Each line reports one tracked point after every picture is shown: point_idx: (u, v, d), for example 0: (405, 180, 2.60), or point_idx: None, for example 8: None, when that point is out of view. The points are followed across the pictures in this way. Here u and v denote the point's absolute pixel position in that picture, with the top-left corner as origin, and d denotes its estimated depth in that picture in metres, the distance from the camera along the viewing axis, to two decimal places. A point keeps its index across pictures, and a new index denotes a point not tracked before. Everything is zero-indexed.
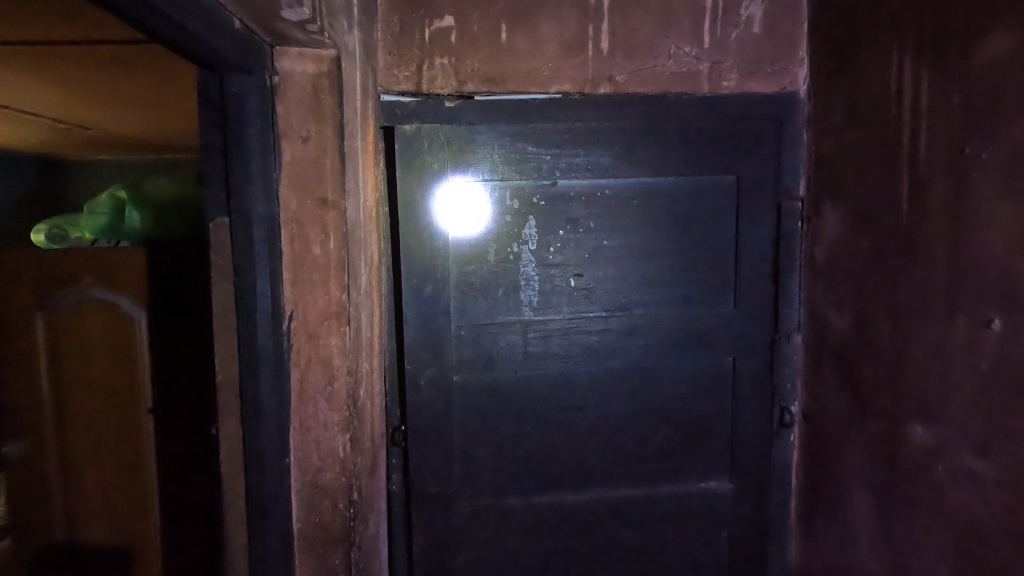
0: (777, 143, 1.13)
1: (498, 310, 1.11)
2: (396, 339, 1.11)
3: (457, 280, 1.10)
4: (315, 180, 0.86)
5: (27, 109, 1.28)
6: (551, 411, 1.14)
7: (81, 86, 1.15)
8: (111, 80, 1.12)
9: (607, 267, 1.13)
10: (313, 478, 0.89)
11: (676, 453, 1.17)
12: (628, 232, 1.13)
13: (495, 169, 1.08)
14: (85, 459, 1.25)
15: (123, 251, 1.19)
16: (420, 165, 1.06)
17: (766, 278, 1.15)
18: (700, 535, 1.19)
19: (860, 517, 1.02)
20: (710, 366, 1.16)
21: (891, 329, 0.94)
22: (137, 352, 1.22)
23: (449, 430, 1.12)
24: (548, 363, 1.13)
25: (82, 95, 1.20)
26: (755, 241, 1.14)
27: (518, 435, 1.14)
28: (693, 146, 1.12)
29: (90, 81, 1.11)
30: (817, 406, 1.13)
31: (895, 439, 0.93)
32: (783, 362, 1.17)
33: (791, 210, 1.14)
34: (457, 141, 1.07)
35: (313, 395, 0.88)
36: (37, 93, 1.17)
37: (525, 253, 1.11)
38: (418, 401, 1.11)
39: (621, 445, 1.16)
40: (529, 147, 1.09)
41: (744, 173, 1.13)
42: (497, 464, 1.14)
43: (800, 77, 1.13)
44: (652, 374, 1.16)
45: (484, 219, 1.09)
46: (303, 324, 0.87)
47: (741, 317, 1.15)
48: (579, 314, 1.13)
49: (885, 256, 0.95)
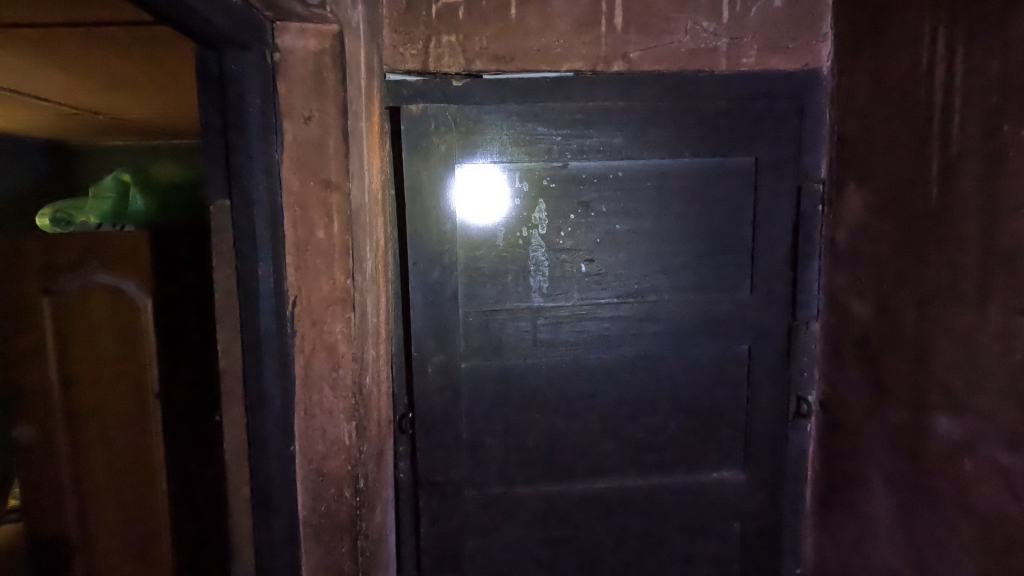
0: (798, 124, 1.09)
1: (507, 296, 1.08)
2: (403, 325, 1.09)
3: (465, 266, 1.07)
4: (318, 160, 0.83)
5: (34, 93, 1.27)
6: (561, 400, 1.12)
7: (90, 71, 1.13)
8: (115, 64, 1.10)
9: (619, 253, 1.10)
10: (318, 466, 0.87)
11: (688, 442, 1.15)
12: (641, 216, 1.10)
13: (504, 151, 1.05)
14: (94, 446, 1.25)
15: (128, 235, 1.18)
16: (427, 147, 1.03)
17: (784, 263, 1.11)
18: (713, 525, 1.17)
19: (880, 509, 0.99)
20: (725, 354, 1.13)
21: (917, 317, 0.90)
22: (143, 335, 1.21)
23: (457, 418, 1.10)
24: (559, 351, 1.11)
25: (88, 79, 1.19)
26: (773, 224, 1.10)
27: (527, 423, 1.12)
28: (710, 127, 1.08)
29: (97, 65, 1.10)
30: (835, 396, 1.10)
31: (918, 431, 0.90)
32: (800, 350, 1.13)
33: (811, 193, 1.10)
34: (465, 122, 1.04)
35: (317, 382, 0.86)
36: (44, 77, 1.15)
37: (535, 238, 1.08)
38: (426, 388, 1.09)
39: (633, 434, 1.14)
40: (540, 128, 1.05)
41: (763, 155, 1.09)
42: (506, 452, 1.12)
43: (824, 53, 1.08)
44: (665, 362, 1.13)
45: (492, 203, 1.06)
46: (307, 310, 0.85)
47: (757, 305, 1.12)
48: (591, 300, 1.10)
49: (912, 241, 0.90)
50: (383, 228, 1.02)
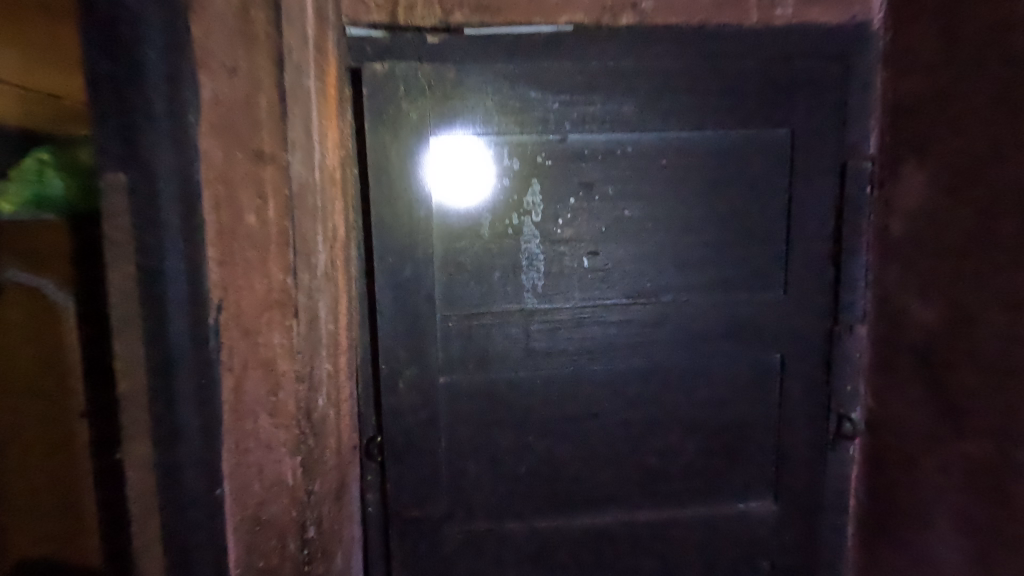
0: (843, 89, 0.91)
1: (494, 296, 0.90)
2: (369, 332, 0.91)
3: (442, 260, 0.89)
4: (248, 126, 0.65)
5: None
6: (560, 420, 0.94)
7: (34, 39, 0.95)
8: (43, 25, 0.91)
9: (628, 244, 0.92)
10: (255, 513, 0.68)
11: (710, 468, 0.97)
12: (654, 200, 0.91)
13: (490, 121, 0.86)
14: (11, 471, 1.06)
15: (44, 224, 0.99)
16: (395, 116, 0.85)
17: (825, 256, 0.93)
18: (737, 565, 1.00)
19: (947, 557, 0.82)
20: (752, 364, 0.96)
21: (1009, 324, 0.72)
22: (65, 344, 1.03)
23: (435, 443, 0.92)
24: (556, 362, 0.93)
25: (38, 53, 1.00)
26: (811, 210, 0.92)
27: (520, 448, 0.94)
28: (738, 94, 0.90)
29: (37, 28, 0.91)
30: (886, 415, 0.92)
31: (1006, 465, 0.73)
32: (843, 360, 0.96)
33: (858, 172, 0.92)
34: (442, 85, 0.85)
35: (252, 408, 0.68)
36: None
37: (527, 227, 0.89)
38: (397, 407, 0.91)
39: (644, 459, 0.96)
40: (534, 93, 0.87)
41: (801, 127, 0.91)
42: (494, 482, 0.95)
43: (875, 3, 0.89)
44: (683, 374, 0.95)
45: (474, 184, 0.88)
46: (236, 316, 0.65)
47: (792, 305, 0.94)
48: (594, 301, 0.92)
49: (1001, 229, 0.73)
50: (340, 215, 0.84)
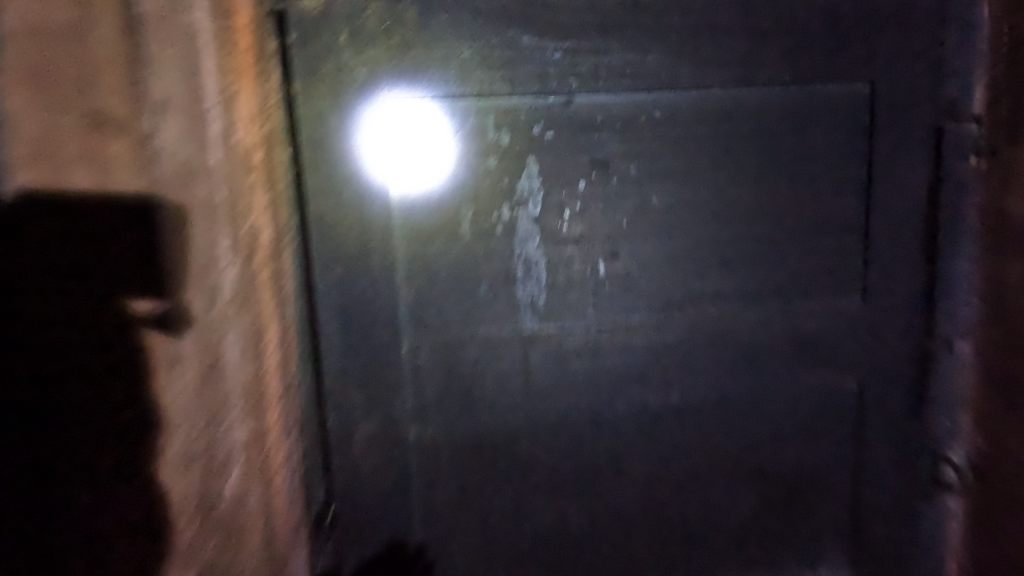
0: (940, 24, 0.68)
1: (480, 317, 0.67)
2: (313, 374, 0.67)
3: (407, 271, 0.65)
4: (74, 70, 0.40)
5: None
6: (572, 478, 0.71)
7: None
8: None
9: (657, 242, 0.69)
10: None
11: (768, 531, 0.75)
12: (691, 181, 0.68)
13: (467, 78, 0.63)
14: None
15: None
16: (335, 73, 0.61)
17: (914, 251, 0.71)
18: None
19: None
20: (822, 394, 0.73)
21: None
22: None
23: (407, 516, 0.69)
24: (565, 402, 0.69)
25: None
26: (897, 191, 0.70)
27: (519, 517, 0.71)
28: (799, 37, 0.67)
29: None
30: (998, 462, 0.68)
31: None
32: (939, 385, 0.73)
33: (959, 139, 0.69)
34: (400, 28, 0.62)
35: None
36: None
37: (522, 222, 0.66)
38: (354, 471, 0.67)
39: (683, 522, 0.74)
40: (527, 38, 0.64)
41: (884, 80, 0.68)
42: (487, 563, 0.71)
43: None
44: (732, 411, 0.72)
45: (443, 163, 0.64)
46: None
47: (871, 316, 0.72)
48: (614, 319, 0.69)
49: None
50: (258, 213, 0.60)
